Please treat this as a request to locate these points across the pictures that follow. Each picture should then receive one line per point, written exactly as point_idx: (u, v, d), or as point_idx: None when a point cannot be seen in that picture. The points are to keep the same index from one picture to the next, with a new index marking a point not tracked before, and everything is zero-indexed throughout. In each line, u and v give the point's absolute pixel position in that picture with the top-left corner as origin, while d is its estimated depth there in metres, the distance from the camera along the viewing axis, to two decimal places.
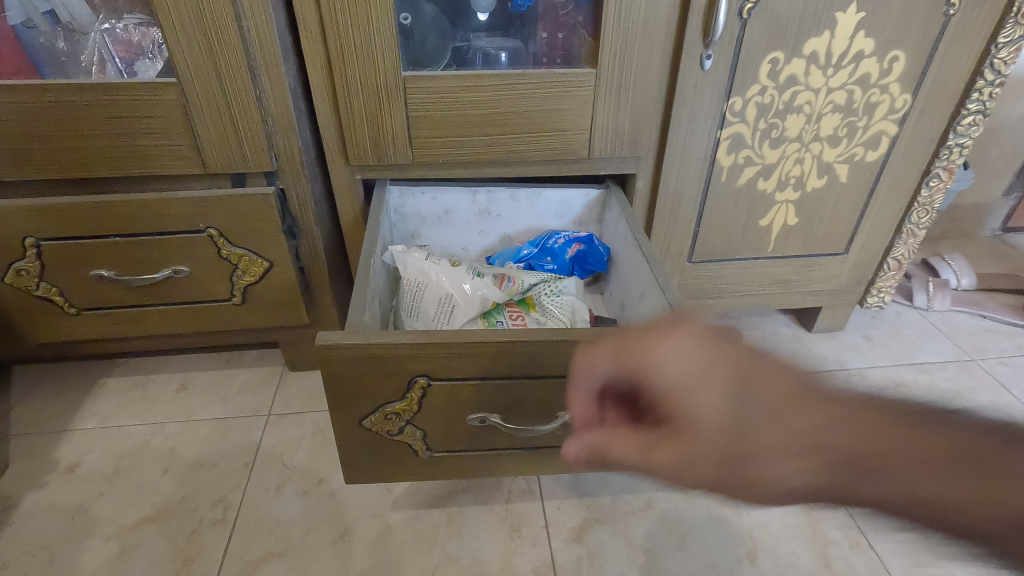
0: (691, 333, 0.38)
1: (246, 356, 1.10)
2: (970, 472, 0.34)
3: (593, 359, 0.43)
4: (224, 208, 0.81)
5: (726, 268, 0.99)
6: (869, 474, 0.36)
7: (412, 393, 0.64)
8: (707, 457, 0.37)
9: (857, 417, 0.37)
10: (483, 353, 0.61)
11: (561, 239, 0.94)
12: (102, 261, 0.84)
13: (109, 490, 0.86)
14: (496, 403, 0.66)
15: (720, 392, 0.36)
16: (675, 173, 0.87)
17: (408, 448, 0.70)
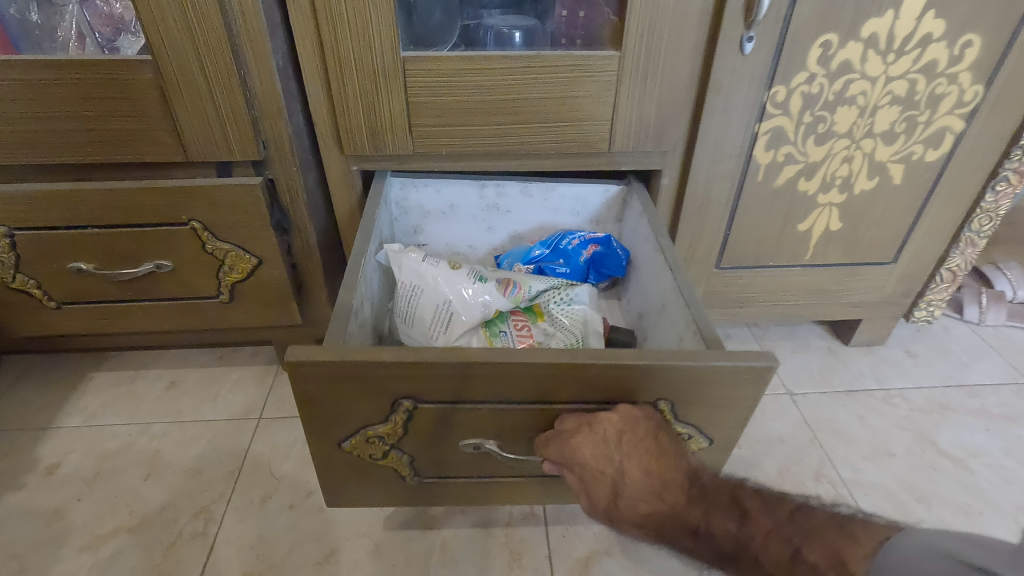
0: (615, 425, 0.53)
1: (241, 352, 1.05)
2: (789, 543, 0.47)
3: (560, 444, 0.55)
4: (207, 199, 0.74)
5: (757, 276, 0.90)
6: (729, 547, 0.50)
7: (396, 416, 0.57)
8: (635, 525, 0.53)
9: (728, 501, 0.51)
10: (476, 375, 0.53)
11: (575, 241, 0.86)
12: (80, 253, 0.78)
13: (88, 495, 0.82)
14: (494, 428, 0.59)
15: (637, 476, 0.52)
16: (704, 171, 0.78)
17: (395, 471, 0.64)
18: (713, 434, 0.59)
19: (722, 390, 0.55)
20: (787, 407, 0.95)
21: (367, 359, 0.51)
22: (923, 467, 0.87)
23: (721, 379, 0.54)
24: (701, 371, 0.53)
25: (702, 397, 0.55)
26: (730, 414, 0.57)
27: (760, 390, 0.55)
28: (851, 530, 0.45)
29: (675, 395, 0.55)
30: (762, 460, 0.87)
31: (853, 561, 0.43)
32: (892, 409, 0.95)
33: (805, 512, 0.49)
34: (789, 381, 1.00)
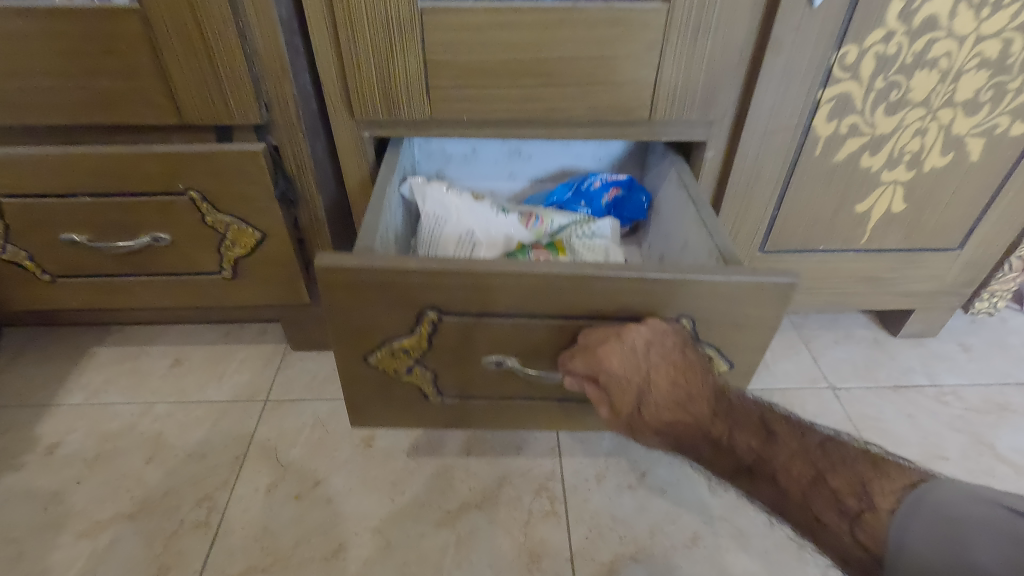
0: (645, 337, 0.52)
1: (248, 330, 1.00)
2: (813, 466, 0.48)
3: (586, 355, 0.54)
4: (204, 167, 0.68)
5: (805, 261, 0.82)
6: (748, 462, 0.50)
7: (422, 328, 0.57)
8: (654, 435, 0.54)
9: (755, 421, 0.52)
10: (503, 286, 0.53)
11: (597, 182, 0.82)
12: (72, 224, 0.72)
13: (88, 478, 0.78)
14: (517, 346, 0.58)
15: (663, 386, 0.52)
16: (755, 144, 0.69)
17: (419, 390, 0.64)
18: (735, 358, 0.59)
19: (744, 310, 0.54)
20: (829, 403, 0.88)
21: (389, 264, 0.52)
22: (979, 473, 0.80)
23: (740, 297, 0.53)
24: (722, 286, 0.52)
25: (723, 319, 0.56)
26: (752, 337, 0.57)
27: (780, 312, 0.54)
28: (885, 465, 0.45)
29: (697, 309, 0.54)
30: None
31: (880, 492, 0.43)
32: (945, 408, 0.88)
33: (836, 443, 0.49)
34: (831, 374, 0.93)
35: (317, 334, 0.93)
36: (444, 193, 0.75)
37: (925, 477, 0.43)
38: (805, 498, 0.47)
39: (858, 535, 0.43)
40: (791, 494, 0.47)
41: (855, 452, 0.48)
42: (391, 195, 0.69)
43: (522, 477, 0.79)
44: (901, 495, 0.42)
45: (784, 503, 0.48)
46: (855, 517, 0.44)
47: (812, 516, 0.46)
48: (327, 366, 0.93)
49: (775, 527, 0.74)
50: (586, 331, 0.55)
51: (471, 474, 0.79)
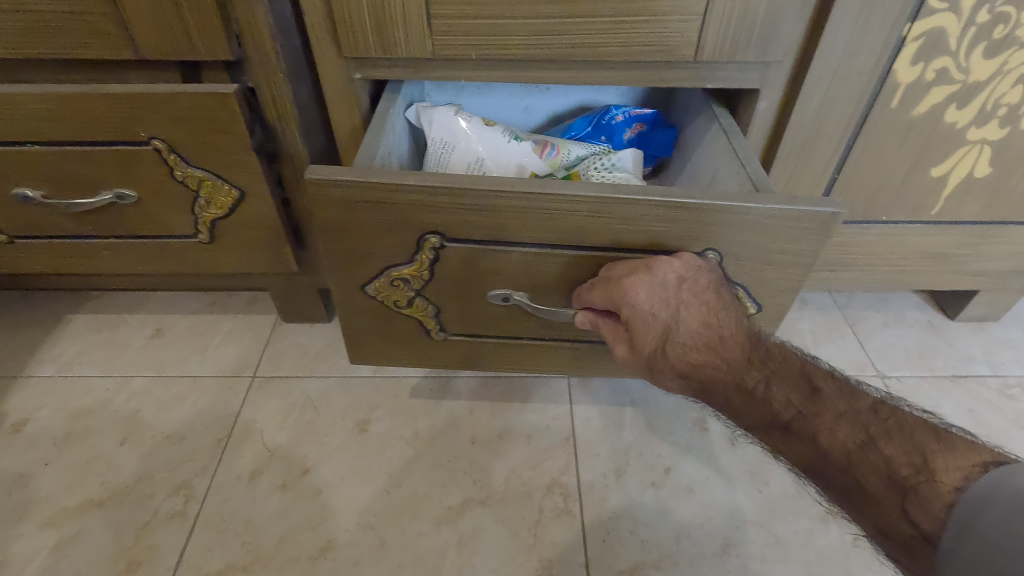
0: (678, 271, 0.47)
1: (235, 299, 0.90)
2: (863, 430, 0.42)
3: (608, 286, 0.48)
4: (166, 112, 0.58)
5: (863, 233, 0.71)
6: (785, 417, 0.45)
7: (422, 257, 0.50)
8: (675, 378, 0.48)
9: (798, 375, 0.47)
10: (517, 211, 0.46)
11: (620, 115, 0.72)
12: (24, 177, 0.63)
13: (55, 460, 0.71)
14: (528, 277, 0.52)
15: (692, 324, 0.48)
16: (820, 92, 0.58)
17: (421, 326, 0.58)
18: (764, 300, 0.53)
19: (778, 244, 0.47)
20: None
21: (387, 181, 0.45)
22: None
23: (775, 229, 0.46)
24: (754, 214, 0.45)
25: (755, 253, 0.48)
26: (787, 276, 0.50)
27: (821, 247, 0.47)
28: (948, 437, 0.39)
29: (726, 243, 0.47)
30: None
31: (942, 463, 0.37)
32: (1010, 403, 0.78)
33: (891, 409, 0.43)
34: (881, 361, 0.83)
35: (308, 306, 0.84)
36: (451, 118, 0.66)
37: (999, 455, 0.36)
38: (849, 462, 0.41)
39: (910, 513, 0.37)
40: (833, 455, 0.42)
41: (914, 421, 0.41)
42: (392, 117, 0.62)
43: (533, 471, 0.70)
44: (970, 472, 0.36)
45: (819, 465, 0.42)
46: (909, 490, 0.38)
47: (855, 482, 0.40)
48: (319, 341, 0.84)
49: (816, 535, 0.66)
50: (612, 263, 0.49)
51: (476, 465, 0.71)
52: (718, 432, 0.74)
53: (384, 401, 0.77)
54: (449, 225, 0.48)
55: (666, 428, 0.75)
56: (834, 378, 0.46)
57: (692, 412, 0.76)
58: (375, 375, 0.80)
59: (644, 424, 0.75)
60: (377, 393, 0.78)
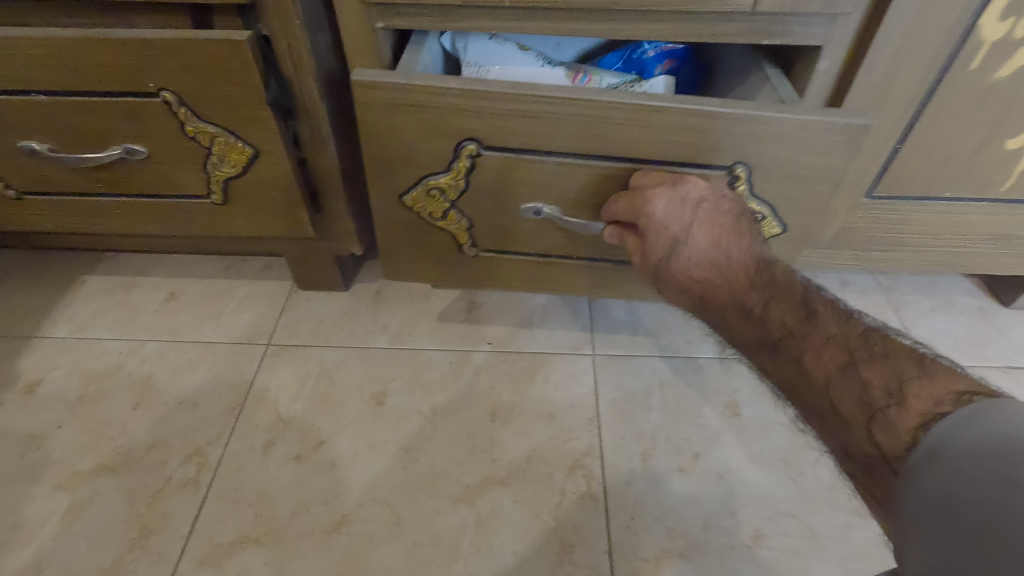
0: (701, 191, 0.47)
1: (251, 264, 0.87)
2: (848, 353, 0.37)
3: (632, 196, 0.49)
4: (177, 60, 0.54)
5: (922, 211, 0.66)
6: (774, 336, 0.42)
7: (459, 164, 0.51)
8: (677, 290, 0.48)
9: (799, 298, 0.43)
10: (552, 117, 0.47)
11: (652, 50, 0.65)
12: (31, 129, 0.60)
13: (69, 423, 0.70)
14: (560, 190, 0.52)
15: (703, 243, 0.47)
16: (892, 51, 0.52)
17: (453, 241, 0.58)
18: (790, 219, 0.53)
19: (805, 158, 0.48)
20: None
21: (430, 83, 0.47)
22: None
23: (804, 142, 0.47)
24: (785, 123, 0.46)
25: (782, 169, 0.49)
26: (813, 194, 0.51)
27: (849, 161, 0.48)
28: (933, 366, 0.34)
29: (754, 157, 0.48)
30: None
31: (915, 391, 0.33)
32: None
33: (885, 335, 0.38)
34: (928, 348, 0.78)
35: (324, 273, 0.81)
36: (485, 46, 0.61)
37: (982, 387, 0.32)
38: (828, 384, 0.37)
39: (874, 434, 0.34)
40: (811, 375, 0.39)
41: (903, 347, 0.36)
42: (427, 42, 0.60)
43: (555, 450, 0.68)
44: (941, 400, 0.32)
45: (794, 383, 0.40)
46: (877, 413, 0.34)
47: (827, 401, 0.37)
48: (336, 310, 0.81)
49: (854, 529, 0.62)
50: (639, 173, 0.50)
51: (497, 443, 0.68)
52: (751, 419, 0.71)
53: (402, 372, 0.75)
54: (487, 132, 0.49)
55: (694, 411, 0.71)
56: (834, 302, 0.42)
57: (722, 395, 0.73)
58: (393, 346, 0.77)
59: (673, 406, 0.72)
60: (395, 364, 0.75)
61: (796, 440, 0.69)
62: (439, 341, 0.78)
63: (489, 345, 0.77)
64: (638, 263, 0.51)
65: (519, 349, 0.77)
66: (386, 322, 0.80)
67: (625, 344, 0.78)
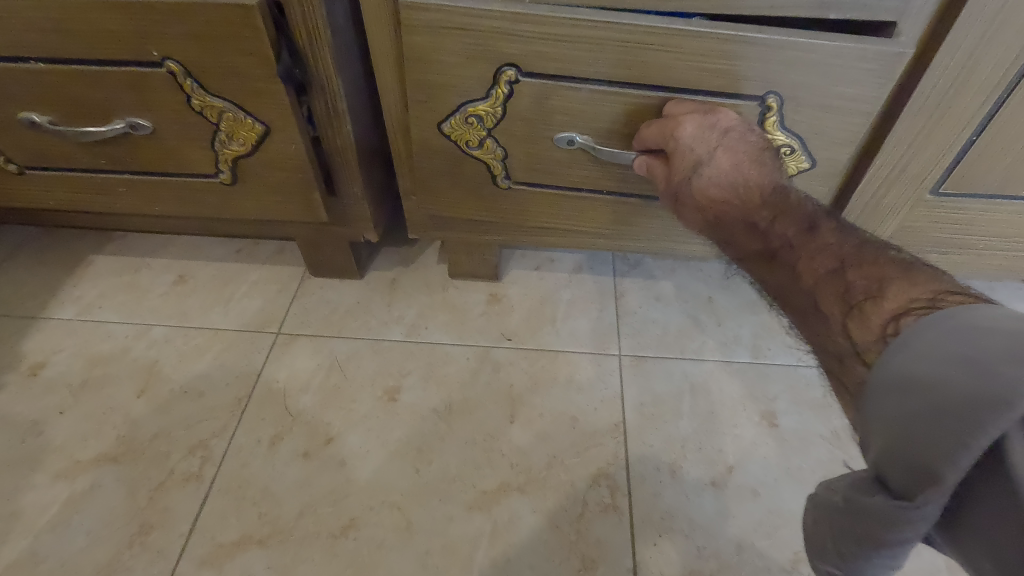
0: (731, 122, 0.51)
1: (262, 247, 0.84)
2: (840, 259, 0.41)
3: (664, 122, 0.52)
4: (182, 26, 0.49)
5: (991, 210, 0.60)
6: (777, 247, 0.46)
7: (497, 92, 0.54)
8: (695, 209, 0.52)
9: (806, 217, 0.46)
10: (589, 41, 0.50)
11: None
12: (30, 99, 0.57)
13: (71, 409, 0.67)
14: (593, 119, 0.56)
15: (723, 166, 0.50)
16: (981, 24, 0.47)
17: (487, 170, 0.62)
18: (819, 154, 0.56)
19: (839, 88, 0.51)
20: None
21: (477, 5, 0.49)
22: None
23: (836, 70, 0.50)
24: (817, 51, 0.49)
25: (815, 98, 0.52)
26: (844, 124, 0.54)
27: (882, 92, 0.51)
28: (916, 272, 0.37)
29: (784, 86, 0.51)
30: None
31: (891, 290, 0.36)
32: None
33: (878, 250, 0.41)
34: None
35: (338, 259, 0.77)
36: None
37: (960, 289, 0.34)
38: (816, 285, 0.41)
39: (849, 327, 0.37)
40: (802, 279, 0.42)
41: (892, 260, 0.39)
42: None
43: (578, 458, 0.63)
44: (917, 296, 0.34)
45: (787, 284, 0.44)
46: (854, 308, 0.37)
47: (813, 301, 0.41)
48: (349, 297, 0.78)
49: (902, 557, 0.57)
50: (672, 103, 0.53)
51: (516, 447, 0.64)
52: (790, 430, 0.66)
53: (417, 367, 0.71)
54: (526, 57, 0.52)
55: (728, 420, 0.66)
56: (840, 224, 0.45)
57: (758, 404, 0.68)
58: (408, 339, 0.73)
59: (706, 414, 0.67)
60: (410, 358, 0.71)
61: (839, 455, 0.64)
62: (456, 335, 0.74)
63: (509, 341, 0.73)
64: (662, 184, 0.54)
65: (541, 347, 0.72)
66: (401, 312, 0.76)
67: (655, 344, 0.73)
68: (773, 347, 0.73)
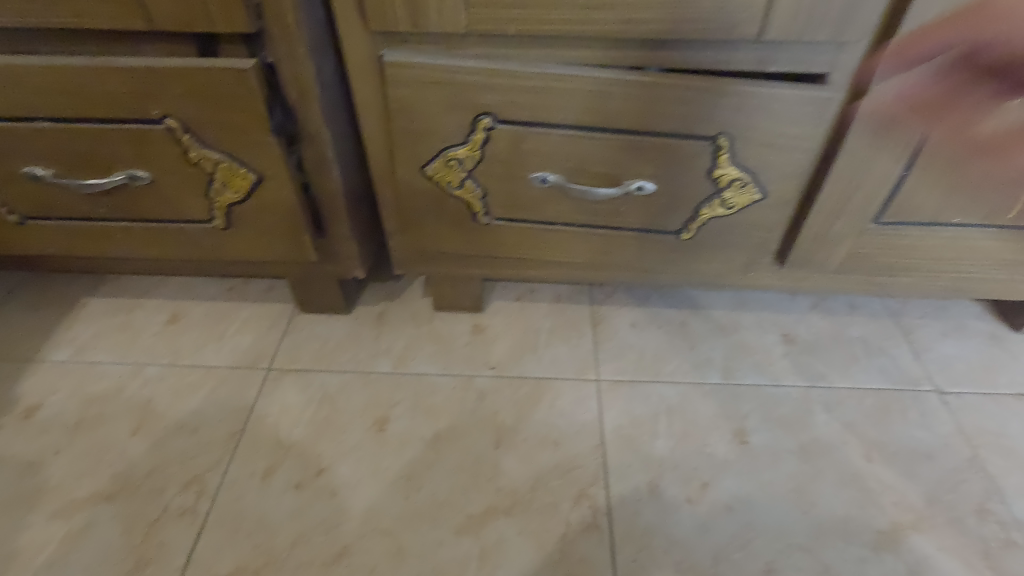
0: None
1: (253, 286, 0.87)
2: None
3: None
4: (184, 88, 0.54)
5: (932, 236, 0.66)
6: None
7: (475, 137, 0.59)
8: None
9: None
10: (558, 91, 0.55)
11: None
12: (35, 155, 0.61)
13: (66, 449, 0.69)
14: (564, 160, 0.61)
15: None
16: (900, 73, 0.53)
17: (468, 208, 0.66)
18: (769, 186, 0.62)
19: (781, 126, 0.57)
20: (936, 407, 0.73)
21: (454, 64, 0.54)
22: None
23: (777, 112, 0.56)
24: (759, 96, 0.55)
25: (761, 136, 0.58)
26: (790, 160, 0.59)
27: (820, 130, 0.57)
28: None
29: (733, 127, 0.57)
30: (905, 483, 0.66)
31: None
32: None
33: None
34: (940, 375, 0.77)
35: (328, 295, 0.80)
36: None
37: None
38: None
39: None
40: None
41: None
42: None
43: (560, 479, 0.66)
44: None
45: None
46: None
47: None
48: (339, 331, 0.81)
49: (868, 564, 0.60)
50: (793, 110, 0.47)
51: (500, 471, 0.67)
52: (760, 447, 0.69)
53: (405, 398, 0.74)
54: (500, 107, 0.57)
55: (702, 439, 0.70)
56: None
57: (730, 423, 0.72)
58: (396, 371, 0.76)
59: (681, 433, 0.70)
60: (397, 390, 0.74)
61: (807, 469, 0.68)
62: (442, 366, 0.77)
63: (493, 369, 0.76)
64: None
65: (523, 374, 0.76)
66: (389, 345, 0.79)
67: (632, 369, 0.77)
68: (742, 368, 0.78)
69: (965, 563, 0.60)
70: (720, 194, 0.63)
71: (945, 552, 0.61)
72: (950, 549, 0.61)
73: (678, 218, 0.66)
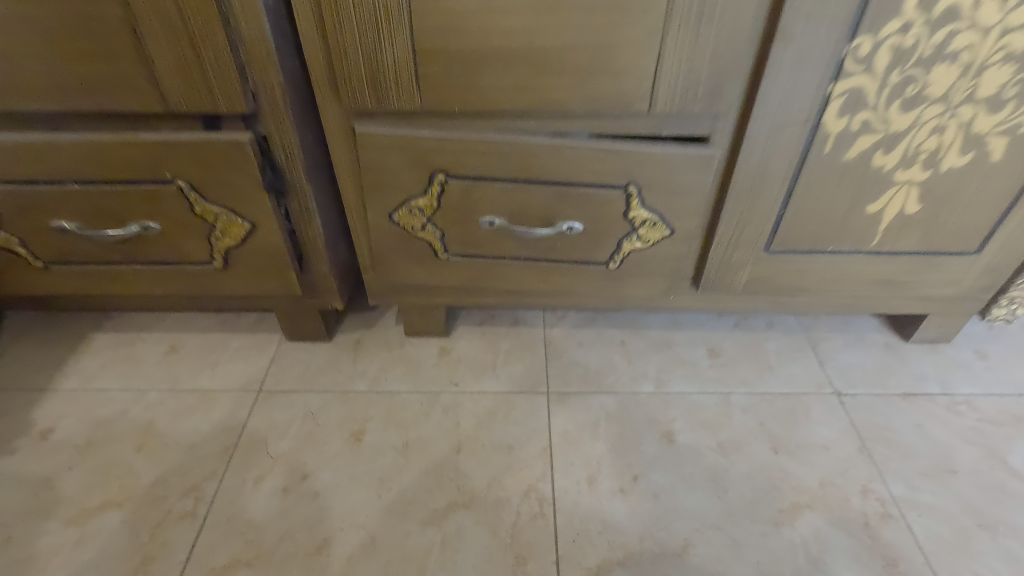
0: None
1: (243, 319, 0.98)
2: None
3: None
4: (192, 155, 0.66)
5: (814, 262, 0.79)
6: None
7: (432, 190, 0.72)
8: None
9: None
10: (497, 153, 0.69)
11: None
12: (63, 211, 0.72)
13: (78, 465, 0.78)
14: (506, 206, 0.74)
15: None
16: (763, 136, 0.67)
17: (430, 247, 0.79)
18: (676, 224, 0.75)
19: (678, 177, 0.71)
20: (834, 406, 0.86)
21: (413, 133, 0.68)
22: (988, 487, 0.77)
23: (673, 166, 0.70)
24: (657, 155, 0.68)
25: (663, 185, 0.71)
26: (690, 203, 0.73)
27: (709, 179, 0.71)
28: None
29: (640, 178, 0.71)
30: (805, 471, 0.78)
31: None
32: (957, 419, 0.85)
33: None
34: (839, 379, 0.90)
35: (310, 325, 0.91)
36: None
37: None
38: None
39: None
40: None
41: None
42: None
43: (512, 477, 0.77)
44: None
45: None
46: None
47: None
48: (320, 357, 0.92)
49: (770, 538, 0.72)
50: None
51: (461, 472, 0.78)
52: (685, 444, 0.81)
53: (378, 413, 0.84)
54: (451, 166, 0.70)
55: (635, 440, 0.81)
56: None
57: (660, 425, 0.84)
58: (370, 389, 0.87)
59: (617, 434, 0.82)
60: (372, 406, 0.85)
61: (724, 462, 0.79)
62: (411, 384, 0.88)
63: (456, 385, 0.88)
64: None
65: (482, 389, 0.87)
66: (365, 367, 0.90)
67: (577, 382, 0.89)
68: (672, 378, 0.90)
69: (851, 534, 0.72)
70: (636, 232, 0.76)
71: (835, 526, 0.73)
72: (839, 524, 0.73)
73: (605, 252, 0.79)
